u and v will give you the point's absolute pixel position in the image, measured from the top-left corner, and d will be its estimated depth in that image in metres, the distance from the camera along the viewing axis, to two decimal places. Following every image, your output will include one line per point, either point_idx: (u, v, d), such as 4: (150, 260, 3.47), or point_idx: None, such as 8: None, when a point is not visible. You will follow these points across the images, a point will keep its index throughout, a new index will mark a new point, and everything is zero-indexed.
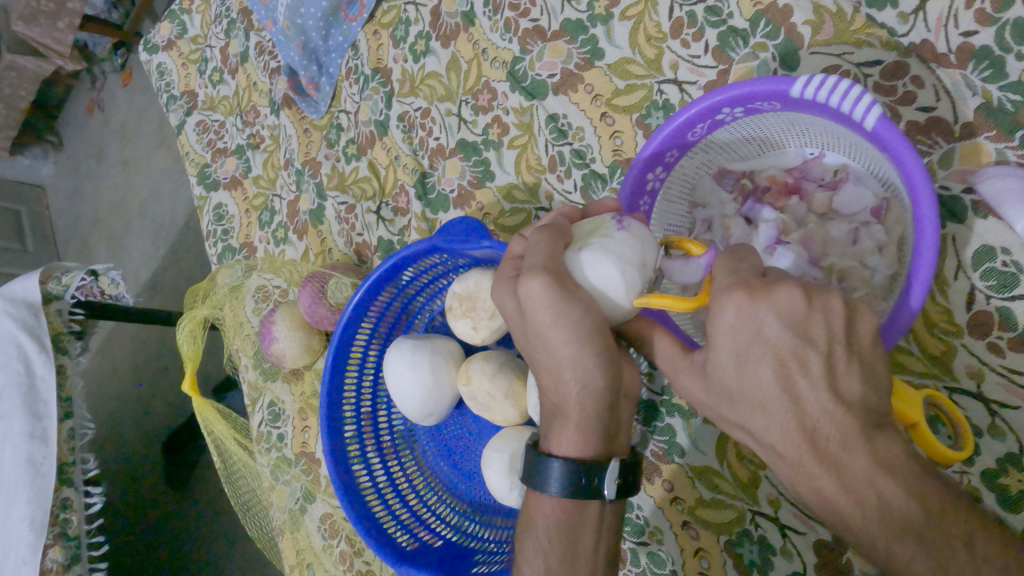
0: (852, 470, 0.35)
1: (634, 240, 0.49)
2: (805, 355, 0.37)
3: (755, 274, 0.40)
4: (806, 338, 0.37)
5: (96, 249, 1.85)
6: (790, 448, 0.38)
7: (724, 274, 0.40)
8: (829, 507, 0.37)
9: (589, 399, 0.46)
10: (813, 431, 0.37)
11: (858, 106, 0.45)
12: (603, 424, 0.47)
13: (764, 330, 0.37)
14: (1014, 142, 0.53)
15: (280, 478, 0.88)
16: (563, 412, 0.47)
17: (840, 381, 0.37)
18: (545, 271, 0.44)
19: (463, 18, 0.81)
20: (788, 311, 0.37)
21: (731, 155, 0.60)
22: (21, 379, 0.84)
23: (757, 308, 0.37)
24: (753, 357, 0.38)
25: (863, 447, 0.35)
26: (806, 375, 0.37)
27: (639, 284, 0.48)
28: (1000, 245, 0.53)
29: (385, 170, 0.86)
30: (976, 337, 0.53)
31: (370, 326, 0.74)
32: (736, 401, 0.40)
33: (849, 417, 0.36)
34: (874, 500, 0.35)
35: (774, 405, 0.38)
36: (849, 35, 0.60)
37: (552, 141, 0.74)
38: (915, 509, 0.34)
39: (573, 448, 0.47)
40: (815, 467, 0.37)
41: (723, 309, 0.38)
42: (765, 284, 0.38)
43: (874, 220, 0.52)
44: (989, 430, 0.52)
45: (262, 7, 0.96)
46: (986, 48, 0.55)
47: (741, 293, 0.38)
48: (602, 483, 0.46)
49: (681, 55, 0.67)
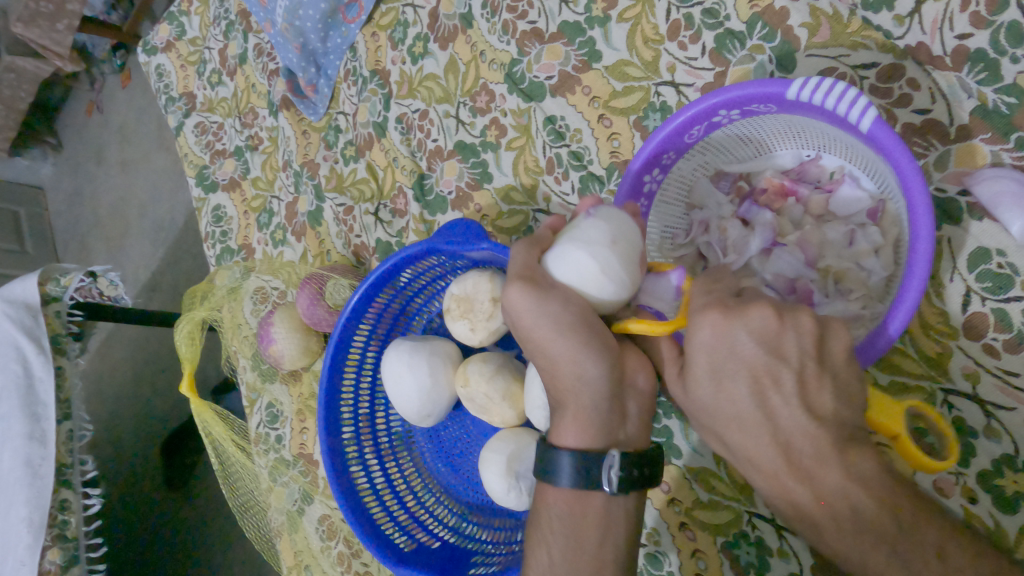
0: (825, 482, 0.37)
1: (604, 223, 0.50)
2: (777, 372, 0.40)
3: (732, 294, 0.42)
4: (777, 355, 0.40)
5: (95, 250, 1.85)
6: (767, 461, 0.40)
7: (700, 294, 0.42)
8: (805, 519, 0.39)
9: (583, 387, 0.47)
10: (787, 444, 0.39)
11: (853, 109, 0.45)
12: (602, 412, 0.47)
13: (739, 348, 0.40)
14: (1009, 145, 0.53)
15: (278, 479, 0.88)
16: (562, 404, 0.49)
17: (812, 397, 0.39)
18: (518, 278, 0.48)
19: (461, 21, 0.82)
20: (761, 329, 0.39)
21: (729, 157, 0.60)
22: (20, 380, 0.85)
23: (731, 326, 0.40)
24: (728, 374, 0.41)
25: (835, 461, 0.37)
26: (779, 391, 0.39)
27: (616, 260, 0.48)
28: (996, 246, 0.53)
29: (384, 172, 0.86)
30: (972, 338, 0.53)
31: (369, 327, 0.75)
32: (715, 415, 0.42)
33: (821, 432, 0.38)
34: (847, 511, 0.36)
35: (751, 421, 0.40)
36: (845, 38, 0.60)
37: (550, 143, 0.74)
38: (887, 519, 0.35)
39: (574, 439, 0.48)
40: (791, 480, 0.39)
41: (700, 329, 0.40)
42: (739, 303, 0.40)
43: (870, 222, 0.52)
44: (985, 431, 0.52)
45: (261, 9, 0.96)
46: (981, 51, 0.55)
47: (715, 313, 0.40)
48: (600, 475, 0.46)
49: (678, 57, 0.67)
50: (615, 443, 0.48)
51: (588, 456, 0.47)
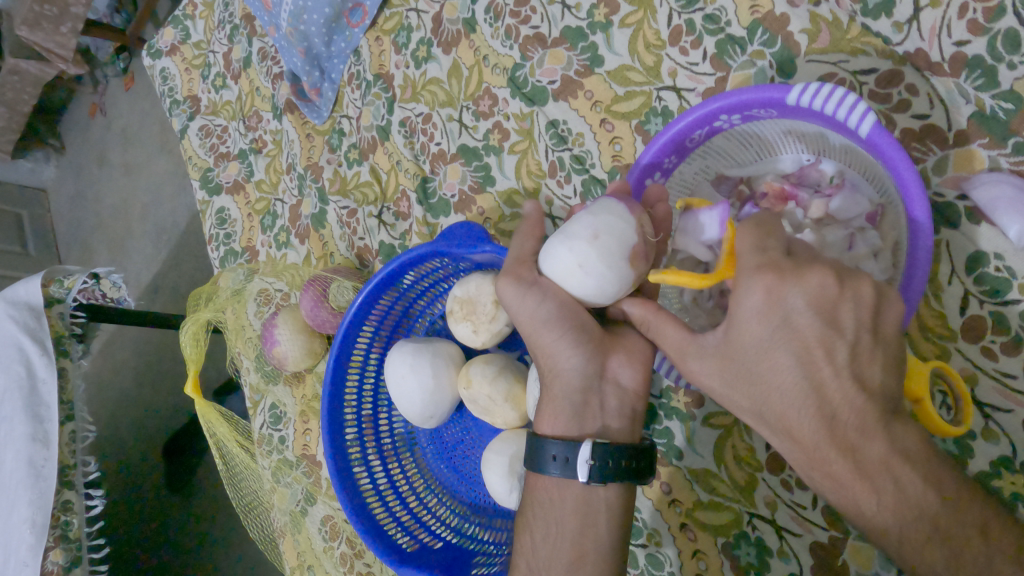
0: (871, 454, 0.36)
1: (590, 216, 0.50)
2: (832, 344, 0.37)
3: (784, 252, 0.39)
4: (833, 326, 0.37)
5: (98, 252, 1.86)
6: (806, 432, 0.38)
7: (751, 252, 0.39)
8: (842, 492, 0.38)
9: (557, 380, 0.50)
10: (832, 416, 0.37)
11: (853, 114, 0.45)
12: (574, 404, 0.49)
13: (792, 317, 0.37)
14: (1007, 150, 0.54)
15: (281, 480, 0.88)
16: (542, 392, 0.52)
17: (863, 370, 0.37)
18: (505, 274, 0.51)
19: (465, 25, 0.82)
20: (818, 296, 0.37)
21: (729, 160, 0.60)
22: (23, 381, 0.85)
23: (786, 291, 0.37)
24: (776, 343, 0.38)
25: (881, 435, 0.36)
26: (831, 363, 0.37)
27: (595, 255, 0.48)
28: (993, 250, 0.53)
29: (387, 175, 0.87)
30: (970, 341, 0.54)
31: (372, 329, 0.75)
32: (753, 384, 0.40)
33: (868, 404, 0.37)
34: (891, 487, 0.36)
35: (794, 391, 0.38)
36: (844, 44, 0.61)
37: (552, 146, 0.74)
38: (931, 498, 0.35)
39: (549, 426, 0.51)
40: (831, 453, 0.37)
41: (751, 292, 0.38)
42: (796, 267, 0.37)
43: (869, 226, 0.53)
44: (983, 433, 0.52)
45: (266, 13, 0.96)
46: (979, 57, 0.56)
47: (771, 275, 0.37)
48: (574, 463, 0.48)
49: (679, 62, 0.68)
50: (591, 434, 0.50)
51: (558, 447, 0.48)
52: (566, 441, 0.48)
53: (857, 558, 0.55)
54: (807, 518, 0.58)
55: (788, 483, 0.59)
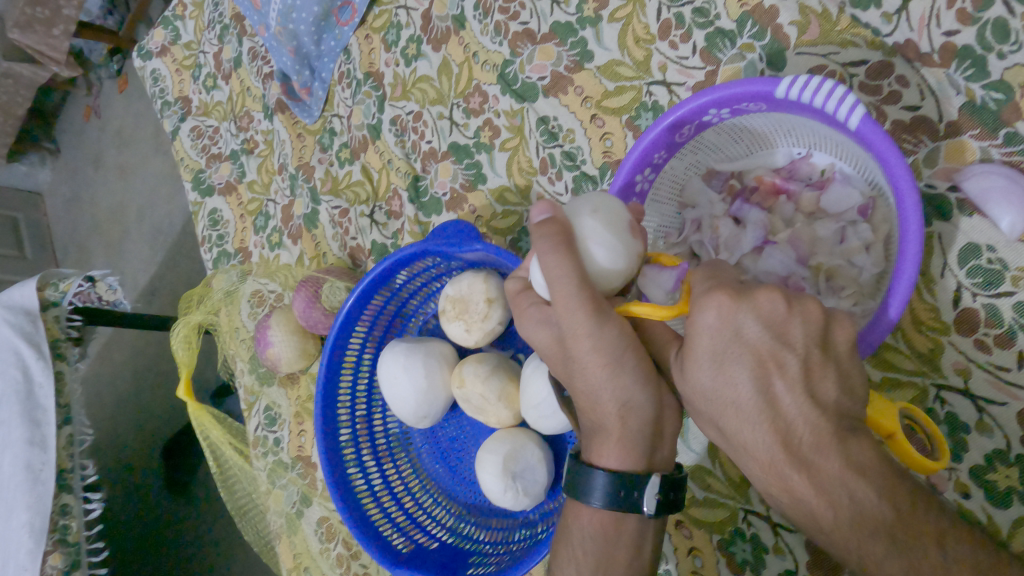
0: (825, 470, 0.35)
1: (581, 200, 0.49)
2: (783, 357, 0.37)
3: (736, 282, 0.39)
4: (782, 340, 0.37)
5: (94, 255, 1.85)
6: (761, 447, 0.37)
7: (701, 282, 0.40)
8: (799, 506, 0.37)
9: (631, 413, 0.45)
10: (787, 431, 0.37)
11: (842, 106, 0.45)
12: (646, 435, 0.45)
13: (744, 333, 0.37)
14: (998, 140, 0.54)
15: (276, 482, 0.87)
16: (603, 426, 0.46)
17: (816, 385, 0.37)
18: (583, 302, 0.43)
19: (454, 22, 0.82)
20: (769, 315, 0.37)
21: (720, 155, 0.60)
22: (19, 386, 0.85)
23: (738, 310, 0.37)
24: (732, 357, 0.37)
25: (836, 450, 0.35)
26: (784, 376, 0.37)
27: (602, 227, 0.46)
28: (985, 242, 0.53)
29: (379, 174, 0.87)
30: (962, 333, 0.53)
31: (364, 329, 0.75)
32: (710, 400, 0.39)
33: (823, 421, 0.36)
34: (846, 501, 0.35)
35: (749, 406, 0.37)
36: (834, 36, 0.60)
37: (543, 143, 0.74)
38: (887, 510, 0.34)
39: (614, 460, 0.45)
40: (787, 467, 0.36)
41: (705, 312, 0.37)
42: (746, 288, 0.38)
43: (860, 219, 0.52)
44: (977, 426, 0.52)
45: (255, 13, 0.95)
46: (968, 48, 0.55)
47: (723, 294, 0.37)
48: (641, 497, 0.44)
49: (669, 56, 0.67)
50: (653, 467, 0.46)
51: (629, 479, 0.44)
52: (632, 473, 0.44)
53: None
54: None
55: None
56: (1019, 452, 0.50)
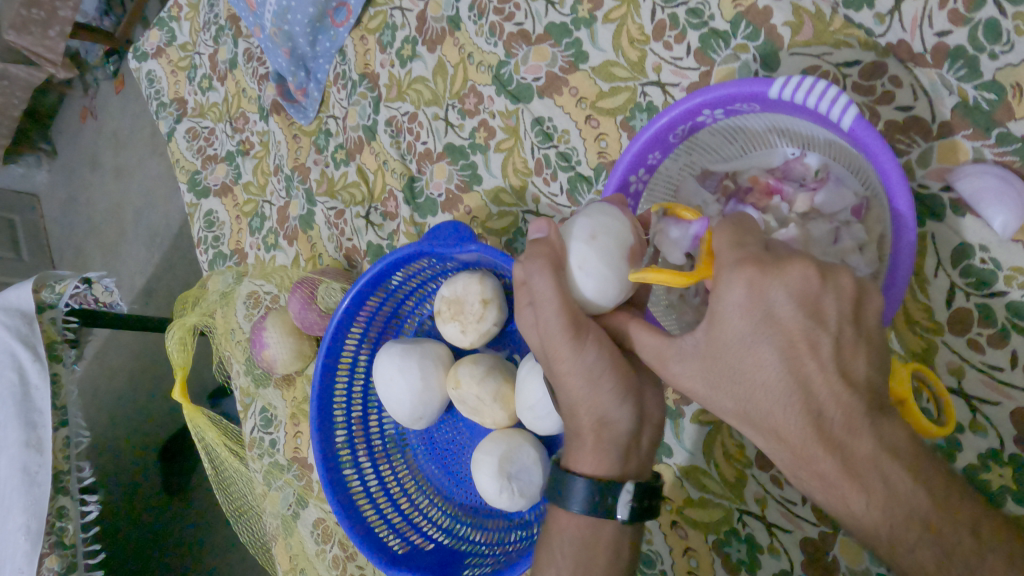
0: (858, 451, 0.35)
1: (583, 217, 0.50)
2: (816, 337, 0.36)
3: (762, 247, 0.38)
4: (816, 318, 0.36)
5: (91, 257, 1.85)
6: (792, 430, 0.37)
7: (729, 249, 0.38)
8: (830, 492, 0.36)
9: (606, 426, 0.46)
10: (819, 413, 0.36)
11: (835, 107, 0.45)
12: (621, 446, 0.46)
13: (774, 310, 0.36)
14: (990, 141, 0.54)
15: (272, 484, 0.87)
16: (578, 433, 0.47)
17: (848, 363, 0.36)
18: (563, 324, 0.44)
19: (449, 23, 0.82)
20: (801, 289, 0.36)
21: (715, 156, 0.60)
22: (15, 389, 0.85)
23: (767, 285, 0.36)
24: (760, 337, 0.37)
25: (869, 432, 0.35)
26: (816, 356, 0.36)
27: (593, 256, 0.48)
28: (978, 242, 0.53)
29: (374, 175, 0.87)
30: (956, 333, 0.54)
31: (360, 330, 0.75)
32: (736, 382, 0.39)
33: (855, 399, 0.36)
34: (880, 485, 0.35)
35: (777, 387, 0.37)
36: (828, 36, 0.60)
37: (538, 144, 0.74)
38: (923, 497, 0.34)
39: (589, 467, 0.46)
40: (818, 450, 0.36)
41: (732, 287, 0.37)
42: (776, 260, 0.36)
43: (855, 219, 0.53)
44: (971, 426, 0.52)
45: (250, 14, 0.95)
46: (961, 48, 0.55)
47: (752, 268, 0.36)
48: (615, 503, 0.45)
49: (663, 57, 0.67)
50: (628, 474, 0.47)
51: (603, 485, 0.45)
52: (601, 482, 0.45)
53: (847, 554, 0.55)
54: (797, 515, 0.57)
55: (777, 479, 0.59)
56: (1013, 451, 0.51)
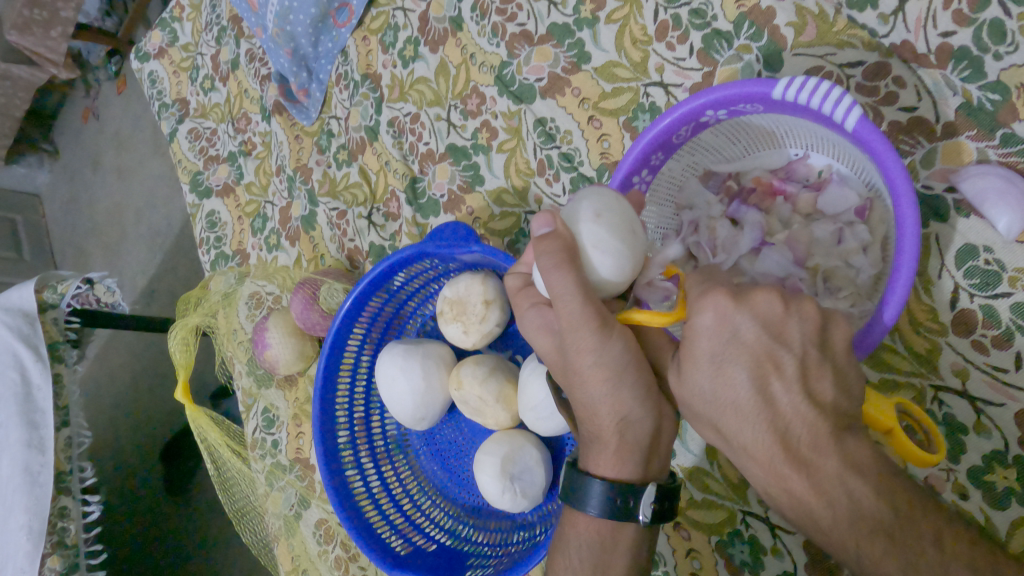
0: (824, 468, 0.35)
1: (583, 200, 0.48)
2: (779, 356, 0.37)
3: (731, 282, 0.39)
4: (781, 340, 0.37)
5: (93, 257, 1.85)
6: (761, 449, 0.37)
7: (695, 285, 0.40)
8: (799, 508, 0.36)
9: (628, 427, 0.45)
10: (785, 431, 0.36)
11: (838, 107, 0.45)
12: (643, 447, 0.46)
13: (740, 333, 0.37)
14: (995, 141, 0.54)
15: (274, 484, 0.87)
16: (600, 436, 0.46)
17: (814, 385, 0.36)
18: (592, 318, 0.43)
19: (452, 23, 0.82)
20: (765, 313, 0.37)
21: (717, 156, 0.60)
22: (17, 389, 0.84)
23: (735, 313, 0.37)
24: (730, 359, 0.37)
25: (833, 449, 0.35)
26: (781, 377, 0.36)
27: (605, 232, 0.47)
28: (982, 243, 0.53)
29: (376, 175, 0.87)
30: (960, 335, 0.53)
31: (363, 329, 0.75)
32: (708, 403, 0.39)
33: (821, 419, 0.36)
34: (844, 499, 0.34)
35: (748, 407, 0.37)
36: (832, 36, 0.60)
37: (540, 144, 0.74)
38: (886, 509, 0.33)
39: (611, 469, 0.46)
40: (786, 468, 0.36)
41: (703, 312, 0.37)
42: (744, 289, 0.38)
43: (857, 220, 0.52)
44: (975, 427, 0.52)
45: (252, 15, 0.95)
46: (965, 49, 0.55)
47: (720, 294, 0.37)
48: (635, 505, 0.45)
49: (667, 57, 0.67)
50: (647, 477, 0.47)
51: (625, 487, 0.45)
52: (626, 483, 0.45)
53: None
54: None
55: None
56: (1017, 453, 0.51)
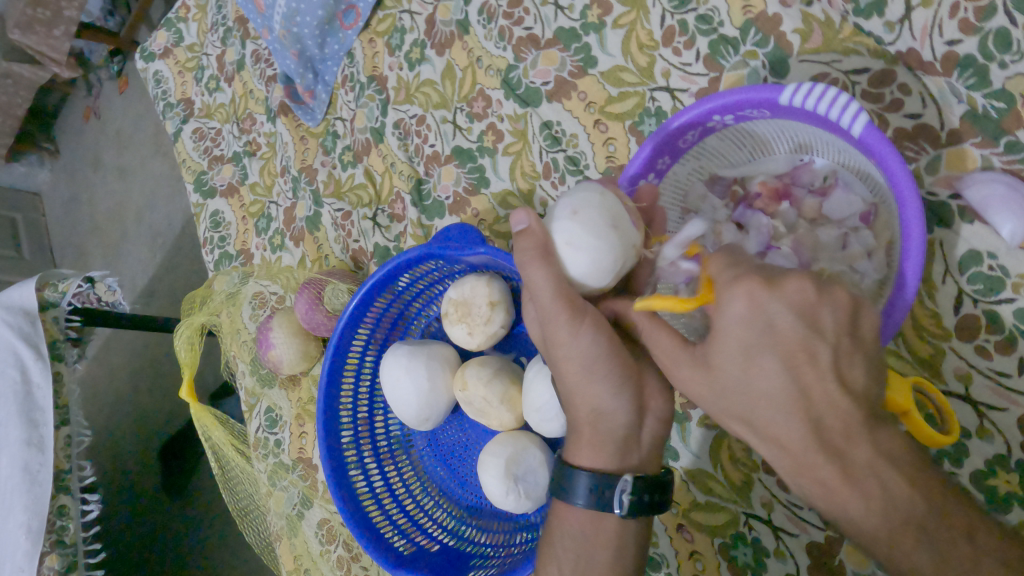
0: (857, 459, 0.36)
1: (566, 199, 0.51)
2: (814, 347, 0.37)
3: (760, 266, 0.40)
4: (815, 329, 0.37)
5: (93, 256, 1.85)
6: (794, 439, 0.38)
7: (724, 268, 0.40)
8: (830, 498, 0.37)
9: (601, 418, 0.47)
10: (818, 421, 0.37)
11: (845, 114, 0.45)
12: (619, 439, 0.47)
13: (775, 323, 0.37)
14: (999, 149, 0.54)
15: (277, 484, 0.87)
16: (578, 426, 0.49)
17: (846, 373, 0.37)
18: (560, 308, 0.46)
19: (458, 27, 0.82)
20: (799, 302, 0.37)
21: (722, 161, 0.60)
22: (17, 387, 0.84)
23: (767, 300, 0.37)
24: (762, 348, 0.38)
25: (866, 440, 0.36)
26: (815, 367, 0.37)
27: (579, 229, 0.49)
28: (986, 249, 0.54)
29: (381, 177, 0.87)
30: (964, 340, 0.54)
31: (368, 329, 0.75)
32: (739, 392, 0.39)
33: (854, 408, 0.37)
34: (878, 491, 0.36)
35: (780, 396, 0.38)
36: (837, 43, 0.61)
37: (546, 148, 0.74)
38: (919, 502, 0.35)
39: (588, 458, 0.48)
40: (818, 458, 0.37)
41: (734, 301, 0.38)
42: (775, 275, 0.38)
43: (863, 225, 0.53)
44: (977, 431, 0.52)
45: (259, 16, 0.96)
46: (970, 57, 0.56)
47: (752, 282, 0.38)
48: (612, 496, 0.46)
49: (673, 63, 0.68)
50: (628, 468, 0.48)
51: (599, 476, 0.47)
52: (599, 472, 0.47)
53: (853, 559, 0.55)
54: (803, 518, 0.58)
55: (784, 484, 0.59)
56: (1019, 457, 0.51)
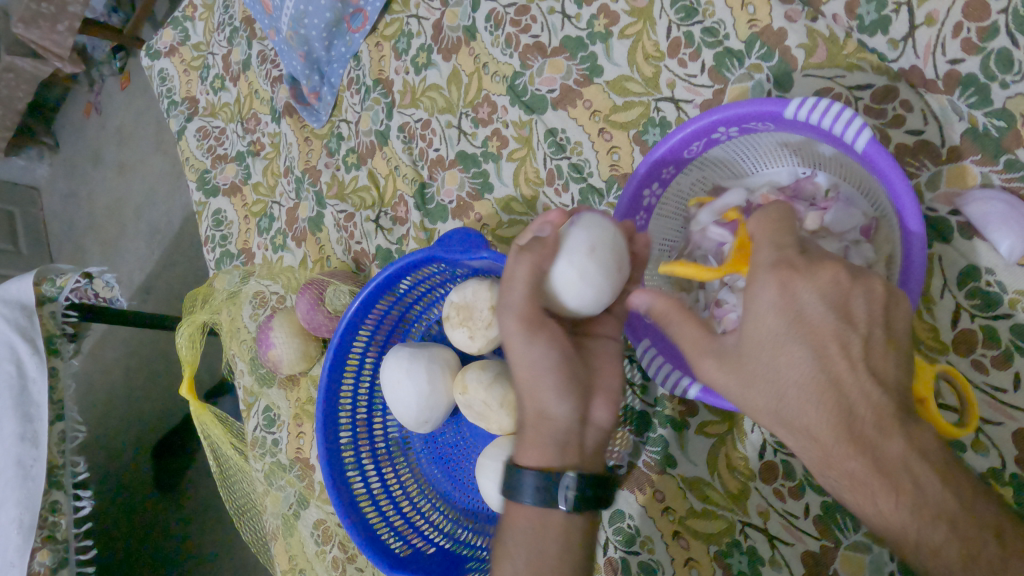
0: (889, 452, 0.38)
1: (582, 230, 0.53)
2: (847, 337, 0.39)
3: (798, 249, 0.41)
4: (848, 320, 0.39)
5: (90, 252, 1.84)
6: (825, 430, 0.39)
7: (768, 247, 0.42)
8: (859, 490, 0.39)
9: (544, 420, 0.49)
10: (851, 411, 0.39)
11: (849, 129, 0.46)
12: (559, 441, 0.49)
13: (806, 311, 0.40)
14: (999, 167, 0.55)
15: (274, 483, 0.87)
16: (523, 428, 0.51)
17: (878, 366, 0.39)
18: (517, 315, 0.51)
19: (465, 33, 0.83)
20: (831, 290, 0.40)
21: (726, 172, 0.61)
22: (12, 381, 0.84)
23: (799, 286, 0.40)
24: (792, 338, 0.40)
25: (899, 433, 0.38)
26: (846, 356, 0.39)
27: (594, 267, 0.52)
28: (985, 265, 0.54)
29: (385, 179, 0.87)
30: (962, 353, 0.54)
31: (369, 331, 0.75)
32: (767, 383, 0.41)
33: (885, 400, 0.38)
34: (909, 486, 0.37)
35: (812, 386, 0.39)
36: (840, 59, 0.62)
37: (550, 155, 0.75)
38: (952, 500, 0.37)
39: (531, 459, 0.49)
40: (849, 450, 0.39)
41: (767, 287, 0.40)
42: (809, 263, 0.40)
43: (863, 239, 0.54)
44: (972, 445, 0.53)
45: (266, 17, 0.96)
46: (973, 76, 0.57)
47: (787, 271, 0.40)
48: (556, 492, 0.47)
49: (678, 74, 0.69)
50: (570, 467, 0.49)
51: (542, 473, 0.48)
52: (540, 470, 0.48)
53: (847, 569, 0.56)
54: (798, 527, 0.58)
55: (779, 493, 0.60)
56: (1013, 472, 0.51)
